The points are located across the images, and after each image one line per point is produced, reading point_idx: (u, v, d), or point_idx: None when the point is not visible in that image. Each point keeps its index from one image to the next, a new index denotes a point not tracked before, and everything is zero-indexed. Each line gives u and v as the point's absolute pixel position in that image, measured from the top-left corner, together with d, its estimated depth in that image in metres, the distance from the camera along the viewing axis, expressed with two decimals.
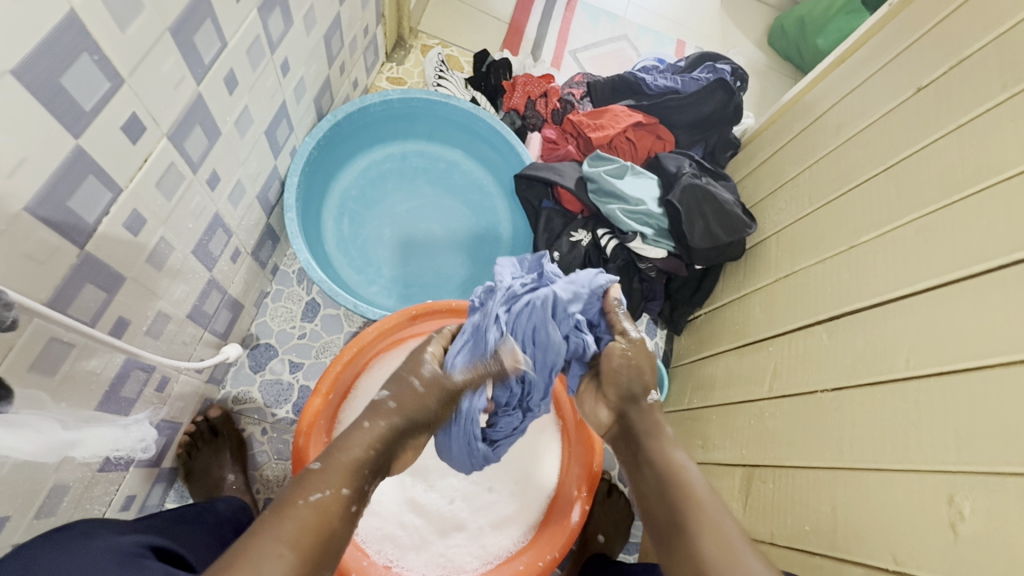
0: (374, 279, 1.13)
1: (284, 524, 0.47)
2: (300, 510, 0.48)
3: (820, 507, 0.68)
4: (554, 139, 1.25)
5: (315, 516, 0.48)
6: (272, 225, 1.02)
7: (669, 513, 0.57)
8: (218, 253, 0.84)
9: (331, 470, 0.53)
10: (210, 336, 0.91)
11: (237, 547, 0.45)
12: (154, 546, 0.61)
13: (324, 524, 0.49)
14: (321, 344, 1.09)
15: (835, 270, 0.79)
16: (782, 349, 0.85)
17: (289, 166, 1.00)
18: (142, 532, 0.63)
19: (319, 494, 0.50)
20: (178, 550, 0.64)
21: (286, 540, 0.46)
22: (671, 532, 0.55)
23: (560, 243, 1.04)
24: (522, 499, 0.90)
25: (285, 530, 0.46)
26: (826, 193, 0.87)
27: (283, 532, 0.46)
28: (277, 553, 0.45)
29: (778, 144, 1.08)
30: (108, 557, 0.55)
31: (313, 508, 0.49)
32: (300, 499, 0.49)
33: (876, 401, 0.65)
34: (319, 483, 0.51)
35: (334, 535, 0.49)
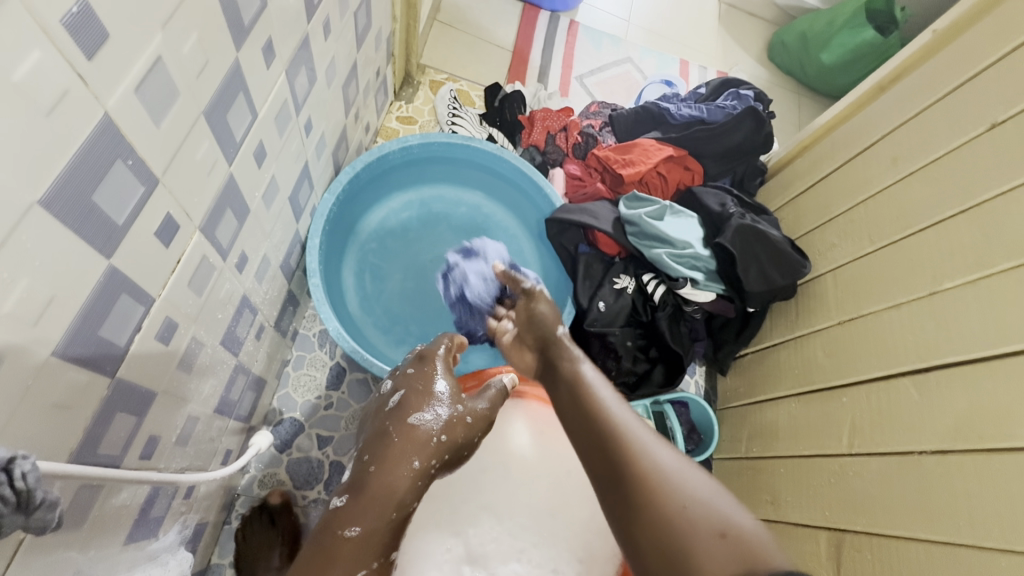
0: (403, 338, 1.03)
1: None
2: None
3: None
4: (579, 175, 1.20)
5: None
6: (292, 290, 0.94)
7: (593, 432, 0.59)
8: (244, 335, 0.76)
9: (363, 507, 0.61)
10: (235, 423, 0.82)
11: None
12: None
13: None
14: (349, 414, 1.00)
15: (917, 318, 0.74)
16: (860, 400, 0.79)
17: (309, 227, 0.93)
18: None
19: (353, 531, 0.59)
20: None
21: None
22: (600, 449, 0.56)
23: (604, 291, 0.97)
24: None
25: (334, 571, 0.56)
26: (889, 232, 0.83)
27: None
28: None
29: (817, 173, 1.05)
30: None
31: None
32: (341, 534, 0.59)
33: (998, 472, 0.59)
34: (349, 564, 0.58)
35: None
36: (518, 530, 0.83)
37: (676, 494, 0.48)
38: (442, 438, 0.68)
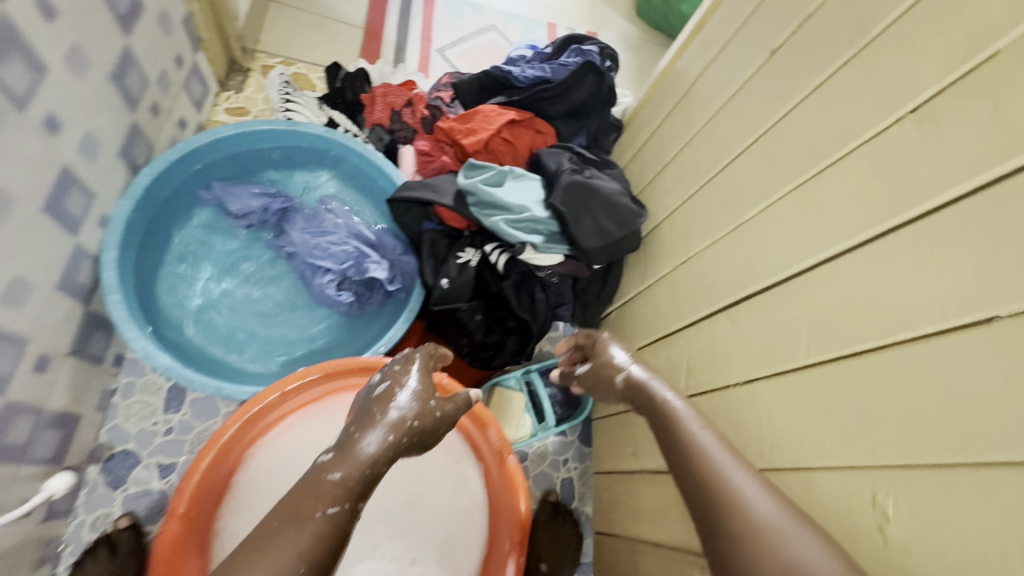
0: (243, 345, 0.93)
1: (302, 538, 0.50)
2: (317, 523, 0.51)
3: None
4: (428, 151, 1.15)
5: (327, 531, 0.51)
6: (96, 311, 0.84)
7: (684, 455, 0.55)
8: (9, 370, 0.67)
9: (344, 460, 0.55)
10: (31, 468, 0.73)
11: (256, 534, 0.51)
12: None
13: (329, 542, 0.51)
14: (195, 434, 0.93)
15: (727, 253, 0.75)
16: (692, 342, 0.80)
17: (103, 239, 0.83)
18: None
19: (335, 508, 0.52)
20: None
21: (301, 553, 0.49)
22: (686, 477, 0.53)
23: (447, 267, 0.93)
24: (453, 562, 0.81)
25: (301, 542, 0.50)
26: (707, 171, 0.83)
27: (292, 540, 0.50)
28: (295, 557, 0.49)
29: (657, 121, 1.05)
30: None
31: (327, 520, 0.51)
32: (317, 512, 0.51)
33: (788, 393, 0.60)
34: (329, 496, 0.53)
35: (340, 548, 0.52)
36: (371, 528, 0.80)
37: (773, 566, 0.44)
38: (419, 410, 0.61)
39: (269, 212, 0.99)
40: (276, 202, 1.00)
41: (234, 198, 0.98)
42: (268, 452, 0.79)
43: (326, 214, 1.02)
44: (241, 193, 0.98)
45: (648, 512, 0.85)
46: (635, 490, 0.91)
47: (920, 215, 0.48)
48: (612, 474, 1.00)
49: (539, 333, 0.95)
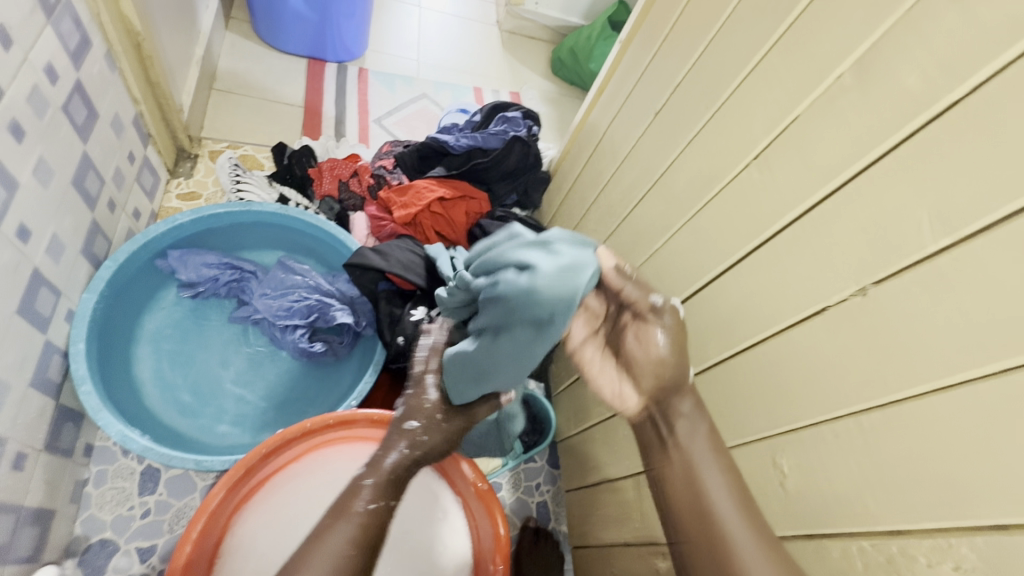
0: (218, 417, 0.98)
1: (351, 529, 0.56)
2: (361, 516, 0.57)
3: None
4: (379, 215, 1.25)
5: (369, 525, 0.57)
6: (66, 404, 0.87)
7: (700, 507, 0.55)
8: None
9: (374, 468, 0.63)
10: (11, 568, 0.74)
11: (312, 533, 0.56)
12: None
13: (378, 527, 0.58)
14: (173, 513, 0.94)
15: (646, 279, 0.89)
16: None
17: (69, 334, 0.86)
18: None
19: (375, 505, 0.59)
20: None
21: (350, 541, 0.55)
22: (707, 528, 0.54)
23: (402, 325, 1.03)
24: None
25: (347, 533, 0.55)
26: (620, 211, 0.99)
27: (348, 539, 0.55)
28: (343, 550, 0.54)
29: (576, 171, 1.22)
30: None
31: (375, 510, 0.58)
32: (360, 506, 0.58)
33: (705, 391, 0.73)
34: (373, 492, 0.60)
35: (383, 540, 0.58)
36: None
37: None
38: (430, 427, 0.68)
39: (228, 281, 1.06)
40: (234, 270, 1.07)
41: (192, 272, 1.03)
42: (253, 514, 0.83)
43: (288, 275, 1.09)
44: (200, 266, 1.04)
45: (616, 517, 0.94)
46: (601, 497, 1.00)
47: (768, 239, 0.64)
48: (581, 488, 1.09)
49: None
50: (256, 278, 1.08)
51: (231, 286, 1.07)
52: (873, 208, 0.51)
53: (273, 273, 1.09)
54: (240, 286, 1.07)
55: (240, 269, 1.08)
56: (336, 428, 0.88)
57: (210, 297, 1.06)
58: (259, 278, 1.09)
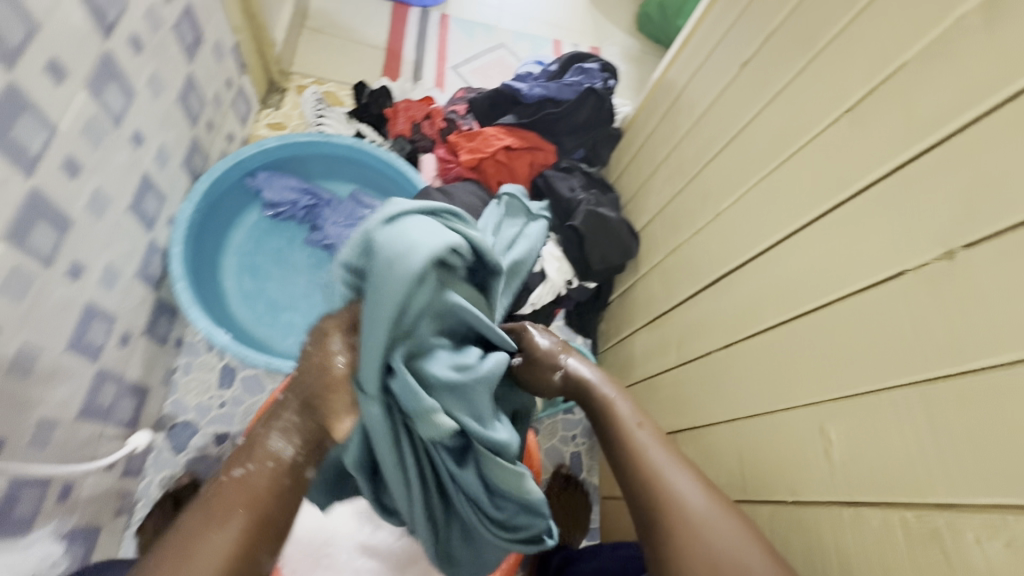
0: (288, 329, 1.08)
1: (208, 502, 0.47)
2: (226, 491, 0.48)
3: (723, 473, 0.75)
4: (447, 157, 1.28)
5: (250, 490, 0.48)
6: (164, 298, 0.98)
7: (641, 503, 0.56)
8: (102, 343, 0.80)
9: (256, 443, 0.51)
10: (114, 428, 0.86)
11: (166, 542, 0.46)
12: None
13: (259, 487, 0.48)
14: (245, 407, 1.05)
15: (710, 238, 0.86)
16: (681, 320, 0.91)
17: (169, 237, 0.96)
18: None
19: (241, 470, 0.49)
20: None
21: (220, 517, 0.46)
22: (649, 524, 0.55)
23: None
24: None
25: (212, 512, 0.47)
26: (691, 168, 0.95)
27: (209, 514, 0.47)
28: (205, 532, 0.46)
29: (649, 128, 1.17)
30: None
31: (261, 472, 0.49)
32: (224, 476, 0.49)
33: (756, 353, 0.71)
34: (250, 457, 0.50)
35: (280, 505, 0.49)
36: None
37: None
38: None
39: (305, 207, 1.13)
40: (312, 197, 1.14)
41: (274, 195, 1.11)
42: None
43: (358, 207, 1.15)
44: (282, 190, 1.12)
45: None
46: None
47: (850, 197, 0.60)
48: None
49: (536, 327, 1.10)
50: (330, 206, 1.15)
51: (307, 212, 1.14)
52: (982, 162, 0.46)
53: (345, 204, 1.15)
54: (315, 213, 1.14)
55: (317, 197, 1.15)
56: None
57: (288, 220, 1.14)
58: (332, 206, 1.15)
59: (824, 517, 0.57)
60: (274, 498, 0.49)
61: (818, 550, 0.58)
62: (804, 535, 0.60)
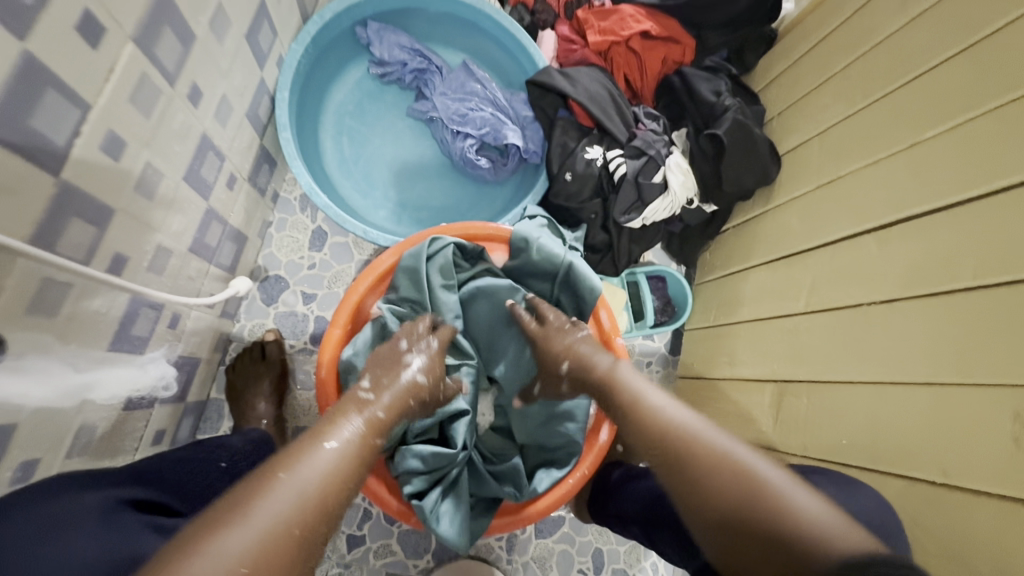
0: (381, 202, 1.04)
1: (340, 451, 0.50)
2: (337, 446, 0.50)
3: (841, 434, 0.69)
4: (571, 37, 1.10)
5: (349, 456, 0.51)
6: (266, 147, 0.93)
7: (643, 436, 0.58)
8: (212, 180, 0.77)
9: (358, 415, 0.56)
10: (216, 270, 0.87)
11: (275, 466, 0.46)
12: (133, 500, 0.53)
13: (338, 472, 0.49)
14: (332, 273, 1.05)
15: (890, 172, 0.71)
16: (821, 261, 0.79)
17: (277, 79, 0.90)
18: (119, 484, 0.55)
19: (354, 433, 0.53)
20: (170, 505, 0.59)
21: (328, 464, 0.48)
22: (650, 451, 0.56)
23: (574, 161, 0.95)
24: None
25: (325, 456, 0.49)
26: (881, 85, 0.77)
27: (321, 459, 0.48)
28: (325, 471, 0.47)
29: (823, 31, 0.94)
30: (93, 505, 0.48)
31: (351, 442, 0.52)
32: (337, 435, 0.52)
33: (930, 315, 0.60)
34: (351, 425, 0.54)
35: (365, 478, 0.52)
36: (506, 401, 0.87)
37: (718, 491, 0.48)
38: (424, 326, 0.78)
39: (415, 69, 1.03)
40: (421, 60, 1.03)
41: (384, 52, 1.01)
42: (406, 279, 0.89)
43: (469, 79, 1.03)
44: (388, 46, 1.01)
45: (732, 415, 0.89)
46: (720, 392, 0.95)
47: None
48: (698, 379, 1.04)
49: (642, 245, 1.00)
50: (440, 74, 1.04)
51: (414, 76, 1.04)
52: None
53: (456, 73, 1.04)
54: (422, 79, 1.04)
55: (427, 60, 1.03)
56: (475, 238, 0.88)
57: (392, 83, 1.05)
58: (442, 74, 1.04)
59: (988, 507, 0.51)
60: (343, 475, 0.48)
61: (966, 539, 0.52)
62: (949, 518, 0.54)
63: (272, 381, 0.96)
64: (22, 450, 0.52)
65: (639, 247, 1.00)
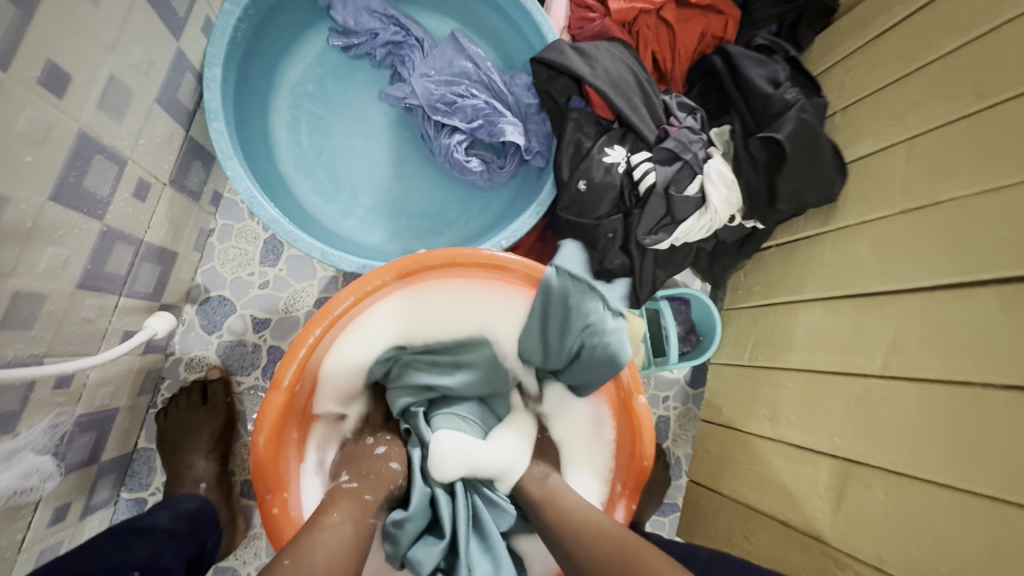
0: (348, 209, 0.84)
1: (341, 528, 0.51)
2: (335, 525, 0.51)
3: (939, 554, 0.52)
4: (589, 2, 0.87)
5: (345, 531, 0.51)
6: (196, 139, 0.73)
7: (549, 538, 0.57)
8: (110, 193, 0.58)
9: (346, 499, 0.56)
10: (131, 301, 0.68)
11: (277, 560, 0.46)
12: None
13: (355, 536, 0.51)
14: (289, 294, 0.86)
15: (1020, 206, 0.53)
16: (912, 313, 0.61)
17: (206, 51, 0.69)
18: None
19: (343, 512, 0.53)
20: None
21: (334, 544, 0.49)
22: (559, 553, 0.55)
23: (589, 165, 0.75)
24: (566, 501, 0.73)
25: (328, 537, 0.49)
26: (1008, 81, 0.57)
27: (317, 535, 0.49)
28: (327, 541, 0.49)
29: (913, 1, 0.73)
30: None
31: (351, 522, 0.52)
32: (335, 517, 0.52)
33: None
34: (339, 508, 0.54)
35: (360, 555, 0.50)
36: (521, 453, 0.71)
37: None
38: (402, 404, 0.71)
39: (389, 41, 0.81)
40: (398, 29, 0.82)
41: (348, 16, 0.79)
42: (378, 311, 0.69)
43: (458, 55, 0.82)
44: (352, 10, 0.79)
45: (773, 488, 0.74)
46: (757, 453, 0.79)
47: None
48: (727, 428, 0.87)
49: (668, 270, 0.81)
50: (422, 48, 0.83)
51: (387, 50, 0.82)
52: None
53: (442, 46, 0.83)
54: (399, 53, 0.83)
55: (405, 29, 0.82)
56: (466, 271, 0.69)
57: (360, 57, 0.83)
58: (424, 48, 0.83)
59: None
60: (344, 557, 0.48)
61: None
62: None
63: (214, 430, 0.79)
64: None
65: (665, 272, 0.81)
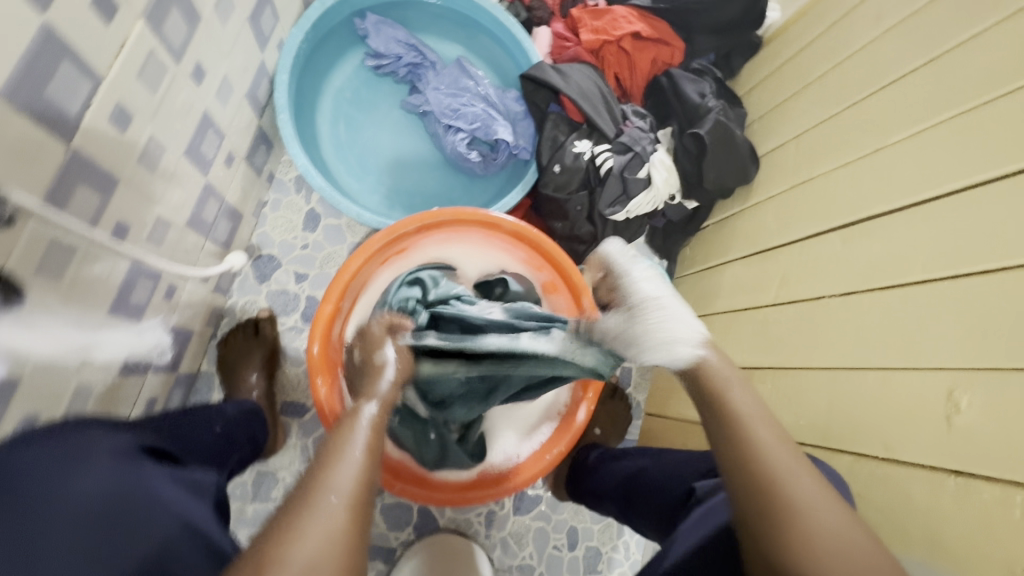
0: (374, 187, 1.07)
1: (355, 443, 0.47)
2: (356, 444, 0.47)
3: (803, 417, 0.73)
4: (566, 35, 1.14)
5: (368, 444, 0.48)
6: (264, 127, 0.96)
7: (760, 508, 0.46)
8: (211, 157, 0.79)
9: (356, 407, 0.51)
10: (212, 246, 0.89)
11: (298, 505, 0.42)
12: (150, 448, 0.55)
13: (379, 439, 0.49)
14: (324, 255, 1.08)
15: (857, 174, 0.76)
16: (793, 256, 0.84)
17: (277, 62, 0.92)
18: (134, 430, 0.57)
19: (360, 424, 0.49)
20: (174, 452, 0.60)
21: (356, 462, 0.45)
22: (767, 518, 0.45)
23: (562, 154, 0.99)
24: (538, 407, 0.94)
25: (350, 454, 0.46)
26: (856, 92, 0.81)
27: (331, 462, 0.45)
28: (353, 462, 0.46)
29: (806, 39, 0.98)
30: (106, 448, 0.49)
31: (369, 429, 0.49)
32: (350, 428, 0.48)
33: (883, 305, 0.65)
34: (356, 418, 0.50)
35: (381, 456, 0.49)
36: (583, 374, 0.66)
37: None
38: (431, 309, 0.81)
39: (411, 61, 1.06)
40: (418, 52, 1.07)
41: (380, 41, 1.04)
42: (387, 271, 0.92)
43: (463, 72, 1.07)
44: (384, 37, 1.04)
45: None
46: None
47: None
48: None
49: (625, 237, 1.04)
50: (436, 67, 1.07)
51: (409, 67, 1.07)
52: None
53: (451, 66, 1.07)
54: (418, 70, 1.07)
55: (423, 52, 1.07)
56: (468, 228, 0.91)
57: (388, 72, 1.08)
58: (437, 66, 1.07)
59: (920, 478, 0.56)
60: (368, 474, 0.46)
61: (902, 509, 0.57)
62: (889, 490, 0.59)
63: (264, 356, 0.99)
64: (20, 407, 0.54)
65: (623, 239, 1.04)
